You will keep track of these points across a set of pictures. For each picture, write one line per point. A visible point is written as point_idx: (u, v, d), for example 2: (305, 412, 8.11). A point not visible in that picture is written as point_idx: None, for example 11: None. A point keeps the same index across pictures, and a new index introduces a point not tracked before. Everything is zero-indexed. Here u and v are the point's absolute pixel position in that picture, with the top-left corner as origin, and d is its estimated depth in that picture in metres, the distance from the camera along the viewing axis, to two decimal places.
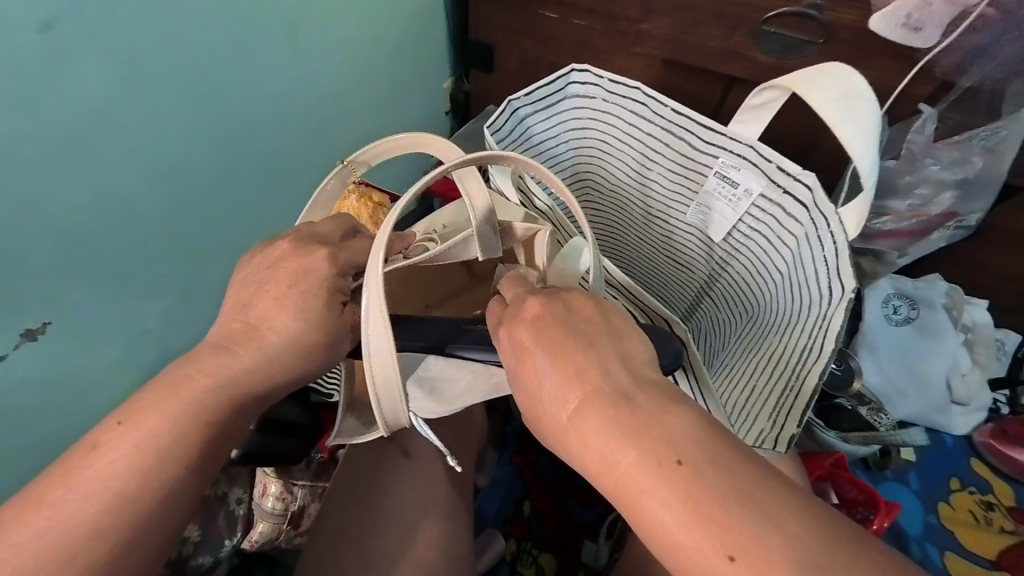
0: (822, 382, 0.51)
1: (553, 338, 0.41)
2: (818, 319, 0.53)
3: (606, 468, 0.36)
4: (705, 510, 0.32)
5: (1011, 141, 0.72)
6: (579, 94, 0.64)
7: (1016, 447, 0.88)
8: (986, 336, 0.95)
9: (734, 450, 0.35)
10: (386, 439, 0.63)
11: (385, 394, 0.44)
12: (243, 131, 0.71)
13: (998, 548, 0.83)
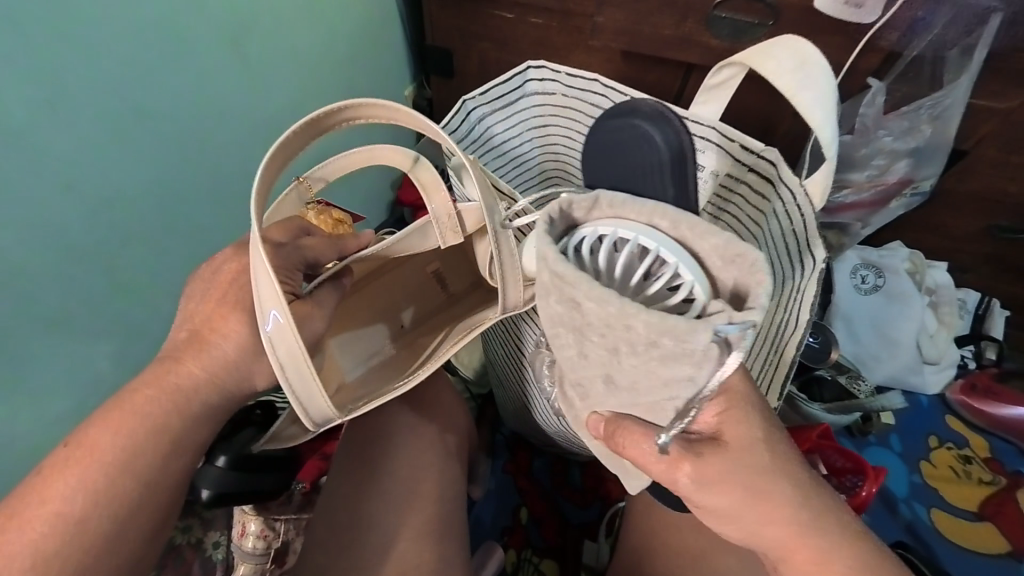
0: (800, 354, 0.52)
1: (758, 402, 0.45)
2: (793, 292, 0.54)
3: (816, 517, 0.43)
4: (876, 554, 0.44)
5: (954, 108, 0.75)
6: (537, 91, 0.63)
7: (985, 400, 0.92)
8: (949, 296, 1.00)
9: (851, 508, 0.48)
10: (367, 463, 0.59)
11: (302, 390, 0.41)
12: (191, 154, 0.66)
13: (980, 499, 0.86)
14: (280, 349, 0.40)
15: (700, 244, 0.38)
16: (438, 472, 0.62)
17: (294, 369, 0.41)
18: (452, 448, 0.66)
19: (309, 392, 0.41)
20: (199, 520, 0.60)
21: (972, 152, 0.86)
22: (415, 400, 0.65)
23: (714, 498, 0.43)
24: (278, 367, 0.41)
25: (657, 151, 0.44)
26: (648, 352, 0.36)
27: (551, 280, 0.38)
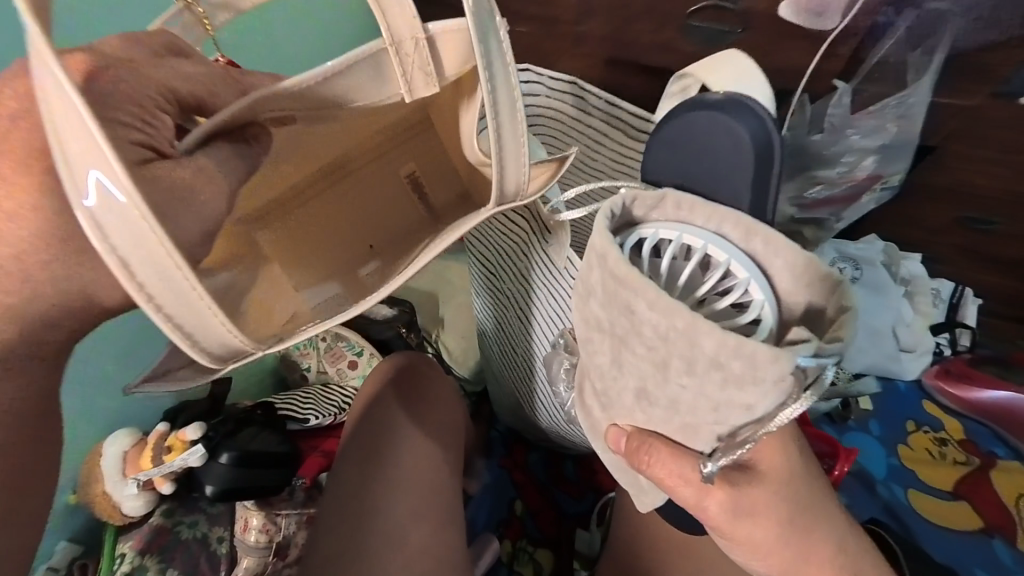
0: None
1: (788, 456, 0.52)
2: None
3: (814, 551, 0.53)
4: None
5: (918, 106, 0.79)
6: (524, 92, 0.65)
7: (960, 384, 0.97)
8: (924, 286, 1.04)
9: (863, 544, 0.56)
10: (369, 456, 0.62)
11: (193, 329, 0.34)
12: None
13: (955, 479, 0.90)
14: (116, 240, 0.31)
15: (778, 279, 0.42)
16: (438, 466, 0.64)
17: (162, 289, 0.33)
18: (450, 444, 0.68)
19: (202, 325, 0.34)
20: (206, 515, 0.62)
21: (939, 147, 0.91)
22: (413, 398, 0.68)
23: (740, 527, 0.50)
24: (139, 289, 0.32)
25: (743, 152, 0.49)
26: (711, 373, 0.39)
27: (609, 283, 0.43)
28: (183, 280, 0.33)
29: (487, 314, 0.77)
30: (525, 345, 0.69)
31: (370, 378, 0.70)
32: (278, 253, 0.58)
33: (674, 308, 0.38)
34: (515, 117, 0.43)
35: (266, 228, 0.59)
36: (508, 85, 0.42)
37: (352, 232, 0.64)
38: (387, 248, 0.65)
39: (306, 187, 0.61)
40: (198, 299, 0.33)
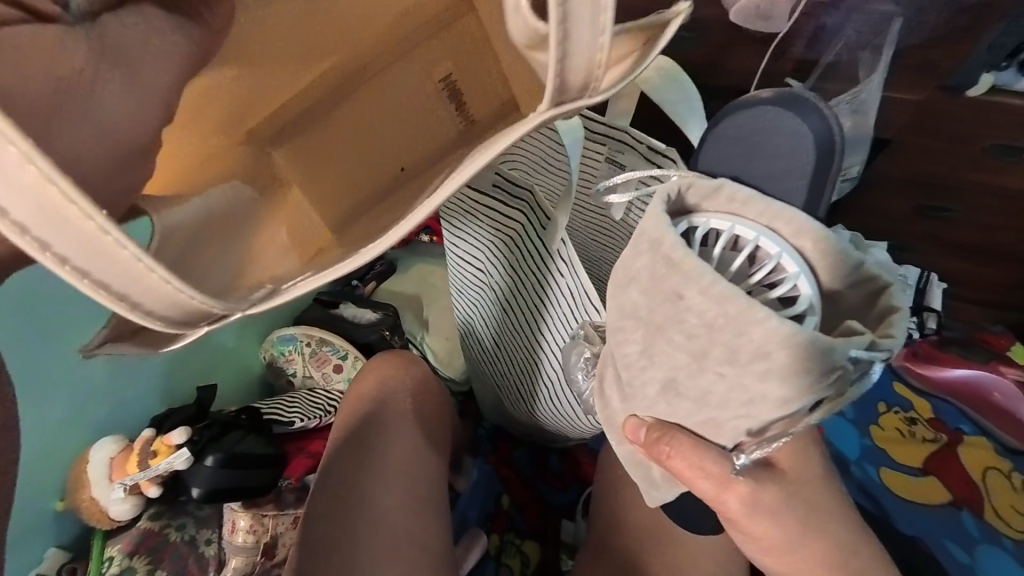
0: None
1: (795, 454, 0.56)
2: None
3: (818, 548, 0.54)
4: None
5: (870, 102, 0.83)
6: None
7: (926, 365, 1.02)
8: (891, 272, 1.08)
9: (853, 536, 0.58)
10: (360, 451, 0.64)
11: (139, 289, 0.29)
12: None
13: (926, 456, 0.93)
14: (16, 207, 0.26)
15: (823, 275, 0.44)
16: (423, 458, 0.66)
17: (84, 249, 0.27)
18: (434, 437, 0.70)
19: (136, 282, 0.28)
20: (193, 518, 0.63)
21: (895, 140, 0.95)
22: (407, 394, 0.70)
23: (755, 521, 0.52)
24: (56, 256, 0.27)
25: (806, 155, 0.50)
26: (753, 363, 0.41)
27: (661, 264, 0.43)
28: (105, 238, 0.27)
29: (478, 314, 0.76)
30: (528, 339, 0.69)
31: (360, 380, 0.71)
32: (304, 187, 0.63)
33: (727, 296, 0.39)
34: (594, 36, 0.37)
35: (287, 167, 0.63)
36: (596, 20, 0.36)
37: (380, 159, 0.66)
38: (423, 167, 0.66)
39: (324, 115, 0.66)
40: (137, 263, 0.28)
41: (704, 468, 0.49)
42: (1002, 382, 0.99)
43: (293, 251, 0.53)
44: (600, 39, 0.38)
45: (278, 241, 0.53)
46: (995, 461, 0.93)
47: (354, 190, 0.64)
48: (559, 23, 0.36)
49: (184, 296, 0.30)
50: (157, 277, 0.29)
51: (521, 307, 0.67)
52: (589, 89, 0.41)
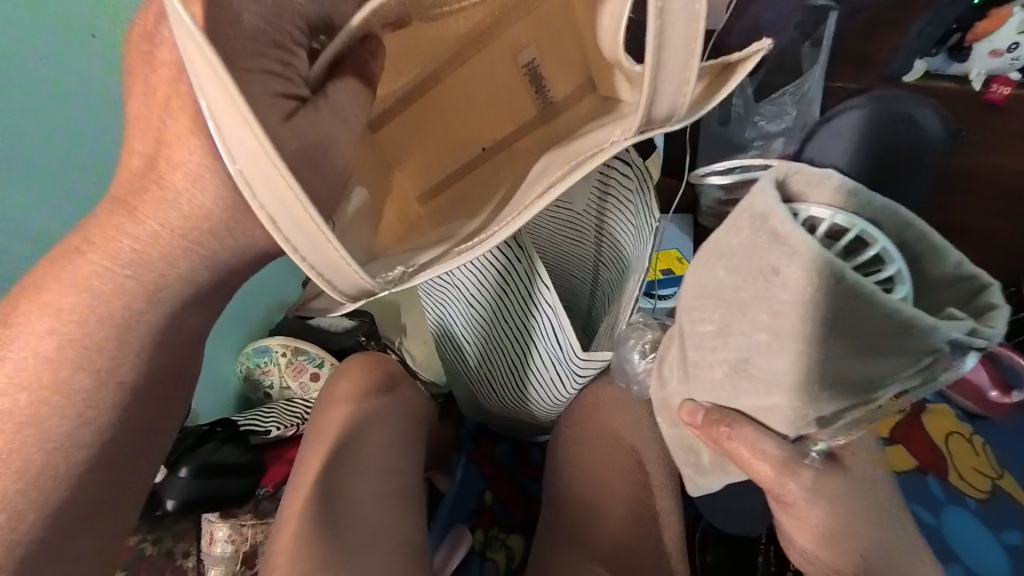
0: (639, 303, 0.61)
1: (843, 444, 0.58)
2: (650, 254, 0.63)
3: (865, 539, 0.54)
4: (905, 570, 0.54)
5: (812, 93, 0.89)
6: None
7: None
8: None
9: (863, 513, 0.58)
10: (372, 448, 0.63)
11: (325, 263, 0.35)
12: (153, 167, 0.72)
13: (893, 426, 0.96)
14: (259, 190, 0.32)
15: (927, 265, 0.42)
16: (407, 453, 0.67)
17: (299, 230, 0.33)
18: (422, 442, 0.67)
19: (325, 255, 0.34)
20: (170, 531, 0.64)
21: None
22: (384, 415, 0.65)
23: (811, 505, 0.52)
24: (280, 227, 0.34)
25: None
26: (815, 359, 0.42)
27: (754, 242, 0.44)
28: (304, 214, 0.33)
29: (463, 325, 0.68)
30: (516, 348, 0.63)
31: (331, 399, 0.66)
32: (427, 157, 0.57)
33: (816, 300, 0.39)
34: (684, 69, 0.38)
35: (418, 138, 0.56)
36: (687, 40, 0.36)
37: (469, 134, 0.56)
38: (503, 147, 0.56)
39: (433, 89, 0.54)
40: (318, 235, 0.33)
41: (761, 448, 0.49)
42: None
43: (389, 222, 0.53)
44: (686, 81, 0.39)
45: (386, 218, 0.53)
46: (955, 426, 0.97)
47: (441, 167, 0.57)
48: (655, 58, 0.36)
49: (347, 270, 0.35)
50: (333, 249, 0.34)
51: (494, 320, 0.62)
52: (673, 115, 0.42)
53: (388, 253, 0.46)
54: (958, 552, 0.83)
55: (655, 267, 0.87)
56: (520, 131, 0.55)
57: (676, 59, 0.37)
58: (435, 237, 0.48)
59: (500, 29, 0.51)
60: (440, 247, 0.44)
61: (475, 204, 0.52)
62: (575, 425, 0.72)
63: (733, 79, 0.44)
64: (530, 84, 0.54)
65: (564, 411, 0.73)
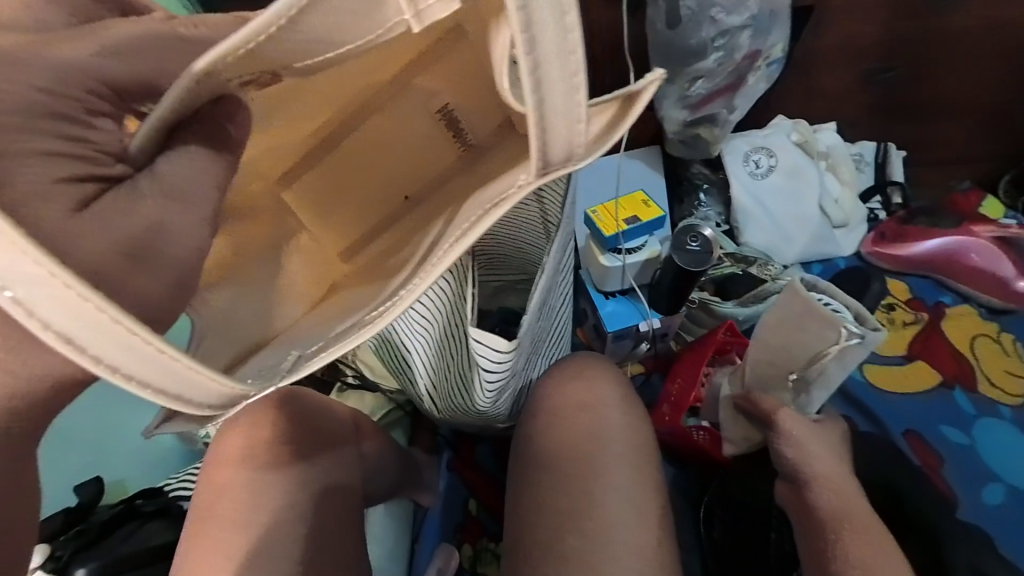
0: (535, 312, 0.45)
1: (821, 440, 0.57)
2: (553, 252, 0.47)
3: (841, 509, 0.50)
4: (893, 552, 0.46)
5: None
6: None
7: (895, 245, 0.95)
8: (843, 155, 0.99)
9: (853, 496, 0.51)
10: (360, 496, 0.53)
11: (154, 378, 0.25)
12: None
13: (907, 342, 0.87)
14: (53, 317, 0.23)
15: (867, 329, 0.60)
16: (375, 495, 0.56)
17: (107, 346, 0.23)
18: (381, 479, 0.57)
19: (177, 379, 0.25)
20: None
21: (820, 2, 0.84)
22: (289, 478, 0.45)
23: (792, 443, 0.56)
24: (48, 326, 0.23)
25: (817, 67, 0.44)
26: (791, 353, 0.61)
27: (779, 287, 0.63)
28: (126, 335, 0.23)
29: (420, 360, 0.54)
30: (455, 394, 0.53)
31: (217, 465, 0.46)
32: (354, 218, 0.50)
33: (808, 322, 0.59)
34: (571, 92, 0.28)
35: (336, 203, 0.50)
36: (563, 53, 0.26)
37: (390, 182, 0.50)
38: (426, 198, 0.50)
39: (342, 148, 0.48)
40: (165, 358, 0.24)
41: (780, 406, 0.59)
42: (977, 243, 0.90)
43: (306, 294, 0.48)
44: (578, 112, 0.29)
45: (298, 278, 0.48)
46: (981, 328, 0.87)
47: (363, 220, 0.50)
48: (533, 74, 0.26)
49: (203, 381, 0.26)
50: (189, 371, 0.25)
51: (422, 364, 0.54)
52: (574, 156, 0.31)
53: (291, 332, 0.42)
54: (996, 470, 0.73)
55: (616, 215, 0.73)
56: (444, 178, 0.50)
57: (559, 84, 0.27)
58: (359, 298, 0.43)
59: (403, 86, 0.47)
60: (344, 321, 0.38)
61: (399, 256, 0.46)
62: (556, 426, 0.47)
63: (640, 104, 0.34)
64: (447, 130, 0.48)
65: (552, 416, 0.47)
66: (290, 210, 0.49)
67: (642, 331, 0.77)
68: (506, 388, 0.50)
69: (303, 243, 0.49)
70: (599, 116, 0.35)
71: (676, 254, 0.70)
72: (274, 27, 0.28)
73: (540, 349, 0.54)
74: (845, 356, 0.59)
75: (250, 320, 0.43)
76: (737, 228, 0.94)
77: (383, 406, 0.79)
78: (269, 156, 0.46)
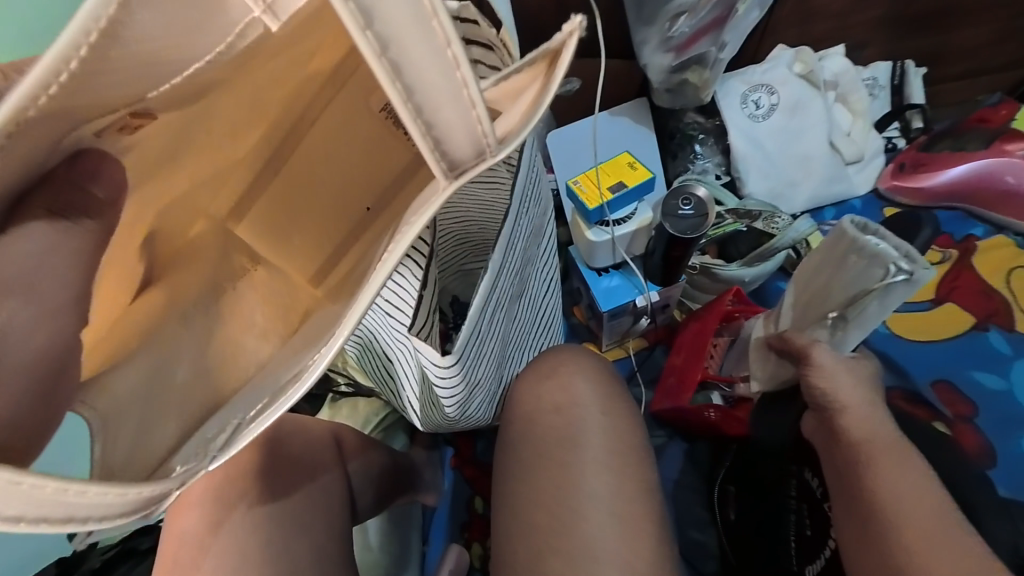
0: (473, 317, 0.37)
1: (859, 372, 0.49)
2: (501, 238, 0.37)
3: (869, 437, 0.45)
4: (933, 499, 0.41)
5: None
6: None
7: (916, 178, 0.86)
8: (853, 81, 0.89)
9: (887, 428, 0.46)
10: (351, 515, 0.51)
11: (26, 508, 0.19)
12: None
13: (933, 285, 0.80)
14: None
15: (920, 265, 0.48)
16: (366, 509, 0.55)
17: None
18: (371, 495, 0.55)
19: (55, 505, 0.19)
20: None
21: None
22: (256, 519, 0.41)
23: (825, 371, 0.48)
24: None
25: None
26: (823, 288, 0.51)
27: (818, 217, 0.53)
28: None
29: (410, 374, 0.46)
30: (426, 398, 0.48)
31: (177, 509, 0.42)
32: (319, 235, 0.38)
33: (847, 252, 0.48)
34: (447, 70, 0.20)
35: (291, 225, 0.38)
36: (420, 17, 0.19)
37: (341, 191, 0.38)
38: (393, 198, 0.37)
39: (288, 160, 0.37)
40: (54, 494, 0.19)
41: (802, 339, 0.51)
42: (1010, 164, 0.80)
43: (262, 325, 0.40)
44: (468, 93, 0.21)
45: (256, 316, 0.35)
46: (1017, 259, 0.77)
47: (325, 237, 0.39)
48: (382, 55, 0.19)
49: (106, 498, 0.20)
50: (94, 496, 0.20)
51: (394, 365, 0.49)
52: (485, 150, 0.23)
53: (232, 369, 0.32)
54: None
55: (599, 185, 0.66)
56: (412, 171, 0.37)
57: (427, 60, 0.19)
58: (335, 314, 0.30)
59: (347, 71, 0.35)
60: (301, 358, 0.27)
61: (345, 264, 0.37)
62: (539, 435, 0.43)
63: (563, 58, 0.25)
64: (395, 125, 0.37)
65: (528, 422, 0.44)
66: (242, 246, 0.38)
67: (639, 306, 0.72)
68: (468, 397, 0.44)
69: (257, 276, 0.38)
70: (528, 89, 0.27)
71: (668, 222, 0.63)
72: (63, 77, 0.19)
73: (505, 349, 0.46)
74: (889, 294, 0.48)
75: (190, 384, 0.31)
76: (738, 179, 0.86)
77: (376, 414, 0.76)
78: (194, 200, 0.34)
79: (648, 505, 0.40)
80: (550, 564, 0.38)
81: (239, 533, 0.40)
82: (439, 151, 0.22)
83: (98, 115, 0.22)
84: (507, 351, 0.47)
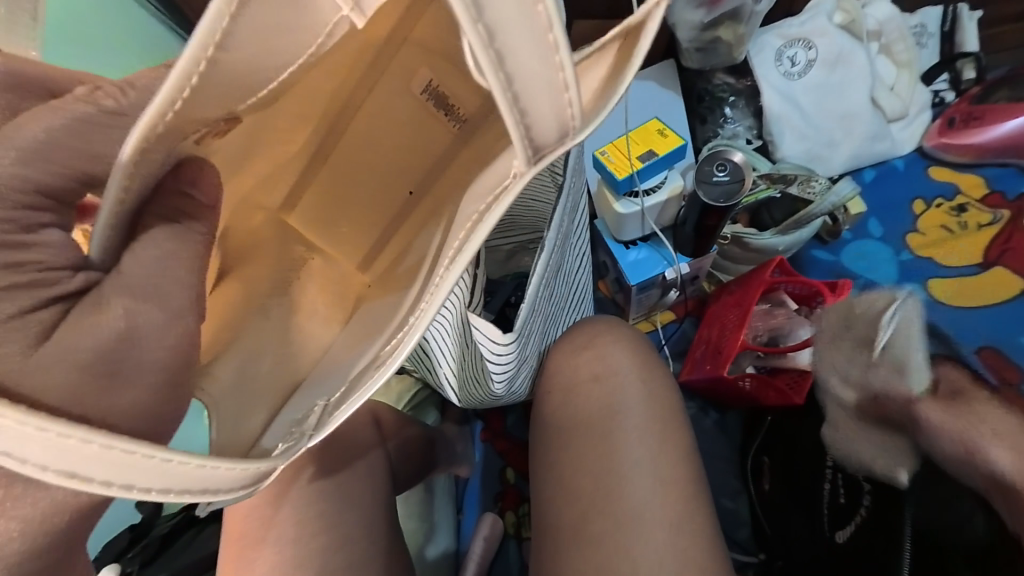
0: (530, 298, 0.37)
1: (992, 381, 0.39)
2: (557, 221, 0.37)
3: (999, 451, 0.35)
4: None
5: None
6: None
7: (969, 134, 0.80)
8: (899, 29, 0.82)
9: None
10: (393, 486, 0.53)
11: (183, 484, 0.20)
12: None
13: (982, 248, 0.75)
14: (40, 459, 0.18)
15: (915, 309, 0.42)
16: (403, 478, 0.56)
17: (123, 473, 0.18)
18: (409, 469, 0.57)
19: (196, 480, 0.20)
20: None
21: None
22: (311, 492, 0.43)
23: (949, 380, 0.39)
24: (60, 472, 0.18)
25: None
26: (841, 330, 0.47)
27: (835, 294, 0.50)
28: (132, 456, 0.18)
29: (449, 358, 0.46)
30: (468, 373, 0.48)
31: None
32: (367, 223, 0.37)
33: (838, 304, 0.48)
34: (540, 38, 0.19)
35: (341, 214, 0.37)
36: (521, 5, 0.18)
37: (383, 176, 0.36)
38: (437, 182, 0.36)
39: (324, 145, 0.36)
40: (194, 469, 0.20)
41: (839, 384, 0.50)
42: None
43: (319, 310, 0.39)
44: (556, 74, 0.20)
45: (312, 300, 0.35)
46: None
47: (375, 224, 0.37)
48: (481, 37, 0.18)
49: (218, 472, 0.20)
50: (228, 470, 0.21)
51: (425, 351, 0.47)
52: (569, 132, 0.21)
53: (280, 352, 0.32)
54: None
55: (628, 154, 0.63)
56: (456, 153, 0.35)
57: (515, 34, 0.18)
58: (389, 306, 0.30)
59: (390, 54, 0.34)
60: (368, 347, 0.28)
61: (392, 246, 0.37)
62: (578, 408, 0.43)
63: (648, 29, 0.23)
64: (438, 111, 0.35)
65: (567, 393, 0.44)
66: (297, 235, 0.36)
67: (668, 279, 0.71)
68: (514, 372, 0.44)
69: (314, 265, 0.37)
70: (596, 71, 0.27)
71: (701, 189, 0.61)
72: (185, 93, 0.19)
73: (546, 323, 0.46)
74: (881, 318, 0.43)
75: (265, 379, 0.30)
76: (771, 142, 0.82)
77: (408, 391, 0.78)
78: None
79: (688, 474, 0.40)
80: (591, 527, 0.38)
81: (299, 506, 0.42)
82: (527, 133, 0.20)
83: (194, 131, 0.23)
84: (547, 326, 0.47)
